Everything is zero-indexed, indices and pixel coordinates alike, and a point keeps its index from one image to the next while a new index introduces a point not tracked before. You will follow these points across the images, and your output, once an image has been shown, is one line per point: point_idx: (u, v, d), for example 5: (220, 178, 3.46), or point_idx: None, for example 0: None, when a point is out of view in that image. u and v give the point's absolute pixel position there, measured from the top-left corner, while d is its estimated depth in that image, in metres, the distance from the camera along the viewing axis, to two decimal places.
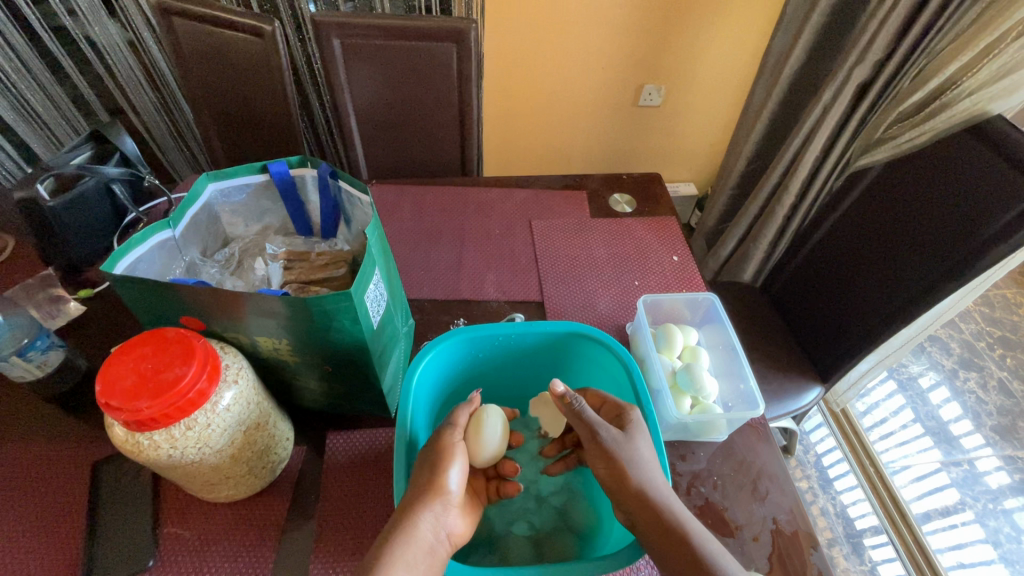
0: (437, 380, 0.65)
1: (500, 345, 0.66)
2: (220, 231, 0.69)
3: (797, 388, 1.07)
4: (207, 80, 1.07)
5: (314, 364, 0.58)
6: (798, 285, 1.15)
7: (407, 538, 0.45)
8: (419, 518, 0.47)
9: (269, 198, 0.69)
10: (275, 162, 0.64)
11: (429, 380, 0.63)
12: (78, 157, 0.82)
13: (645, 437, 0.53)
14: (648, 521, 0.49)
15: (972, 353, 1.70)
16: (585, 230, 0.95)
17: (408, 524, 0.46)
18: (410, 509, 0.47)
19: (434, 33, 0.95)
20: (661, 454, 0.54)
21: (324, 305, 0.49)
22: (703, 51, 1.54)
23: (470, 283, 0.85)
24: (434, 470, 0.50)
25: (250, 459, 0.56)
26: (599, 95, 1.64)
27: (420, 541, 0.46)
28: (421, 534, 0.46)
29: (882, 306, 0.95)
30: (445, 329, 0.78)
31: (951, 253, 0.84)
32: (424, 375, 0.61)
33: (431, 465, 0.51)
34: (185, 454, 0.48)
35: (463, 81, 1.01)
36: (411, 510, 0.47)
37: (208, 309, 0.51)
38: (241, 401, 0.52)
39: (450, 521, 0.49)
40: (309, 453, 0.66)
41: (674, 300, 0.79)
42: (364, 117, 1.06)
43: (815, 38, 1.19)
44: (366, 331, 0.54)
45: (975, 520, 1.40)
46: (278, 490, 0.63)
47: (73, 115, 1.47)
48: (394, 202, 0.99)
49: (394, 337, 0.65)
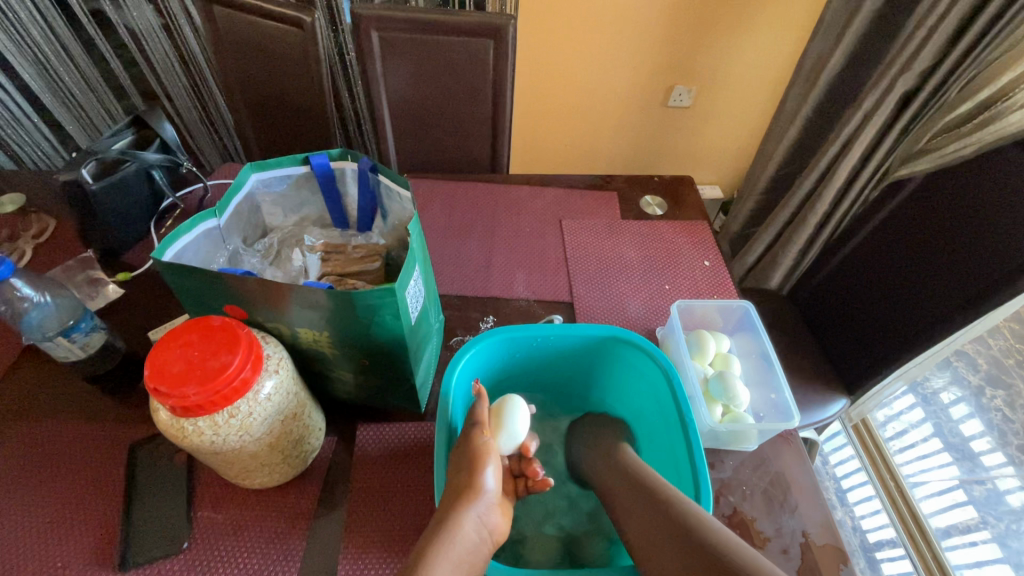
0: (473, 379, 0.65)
1: (537, 346, 0.66)
2: (261, 221, 0.70)
3: (823, 398, 1.05)
4: (245, 69, 1.07)
5: (351, 357, 0.58)
6: (827, 295, 1.14)
7: (452, 544, 0.45)
8: (461, 524, 0.46)
9: (309, 190, 0.69)
10: (317, 155, 0.65)
11: (467, 379, 0.63)
12: (119, 142, 0.83)
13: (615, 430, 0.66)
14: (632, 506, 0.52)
15: (999, 370, 1.66)
16: (616, 231, 0.95)
17: (452, 530, 0.46)
18: (454, 516, 0.47)
19: (470, 28, 0.95)
20: (702, 465, 0.54)
21: (368, 300, 0.50)
22: (736, 53, 1.52)
23: (500, 282, 0.85)
24: (474, 466, 0.50)
25: (285, 447, 0.56)
26: (628, 94, 1.63)
27: (471, 535, 0.46)
28: (465, 537, 0.46)
29: (915, 320, 0.93)
30: (474, 326, 0.78)
31: (992, 268, 0.81)
32: (463, 374, 0.62)
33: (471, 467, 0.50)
34: (227, 440, 0.49)
35: (497, 77, 1.01)
36: (455, 516, 0.47)
37: (253, 298, 0.52)
38: (281, 391, 0.53)
39: (490, 520, 0.49)
40: (339, 444, 0.67)
41: (707, 307, 0.79)
42: (397, 110, 1.06)
43: (857, 42, 1.17)
44: (405, 327, 0.54)
45: (994, 539, 1.37)
46: (309, 479, 0.64)
47: (107, 97, 1.48)
48: (426, 196, 0.99)
49: (428, 334, 0.65)
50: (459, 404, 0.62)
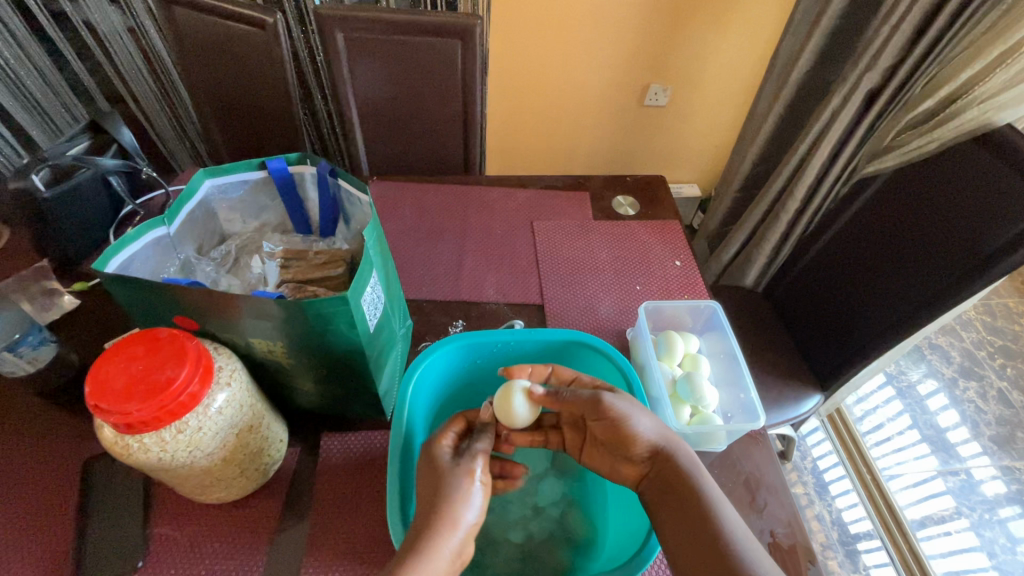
0: (432, 387, 0.64)
1: (500, 351, 0.65)
2: (217, 228, 0.68)
3: (797, 395, 1.07)
4: (208, 71, 1.05)
5: (309, 366, 0.57)
6: (799, 292, 1.15)
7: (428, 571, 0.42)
8: (438, 548, 0.44)
9: (267, 195, 0.67)
10: (274, 159, 0.63)
11: (426, 385, 0.62)
12: (75, 148, 0.81)
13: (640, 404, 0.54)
14: (662, 499, 0.51)
15: (972, 362, 1.69)
16: (588, 232, 0.94)
17: (428, 554, 0.43)
18: (429, 540, 0.44)
19: (437, 28, 0.94)
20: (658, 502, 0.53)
21: (321, 309, 0.48)
22: (711, 52, 1.52)
23: (470, 285, 0.84)
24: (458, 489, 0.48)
25: (242, 461, 0.55)
26: (605, 94, 1.62)
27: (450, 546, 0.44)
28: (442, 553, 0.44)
29: (884, 315, 0.94)
30: (443, 331, 0.78)
31: (958, 262, 0.83)
32: (421, 380, 0.60)
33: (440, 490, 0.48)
34: (176, 456, 0.48)
35: (466, 77, 1.00)
36: (431, 540, 0.44)
37: (204, 310, 0.50)
38: (234, 404, 0.51)
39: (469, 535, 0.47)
40: (303, 454, 0.65)
41: (676, 307, 0.78)
42: (367, 112, 1.04)
43: (826, 41, 1.18)
44: (362, 336, 0.53)
45: (970, 528, 1.40)
46: (271, 492, 0.62)
47: (72, 102, 1.44)
48: (395, 199, 0.98)
49: (391, 341, 0.64)
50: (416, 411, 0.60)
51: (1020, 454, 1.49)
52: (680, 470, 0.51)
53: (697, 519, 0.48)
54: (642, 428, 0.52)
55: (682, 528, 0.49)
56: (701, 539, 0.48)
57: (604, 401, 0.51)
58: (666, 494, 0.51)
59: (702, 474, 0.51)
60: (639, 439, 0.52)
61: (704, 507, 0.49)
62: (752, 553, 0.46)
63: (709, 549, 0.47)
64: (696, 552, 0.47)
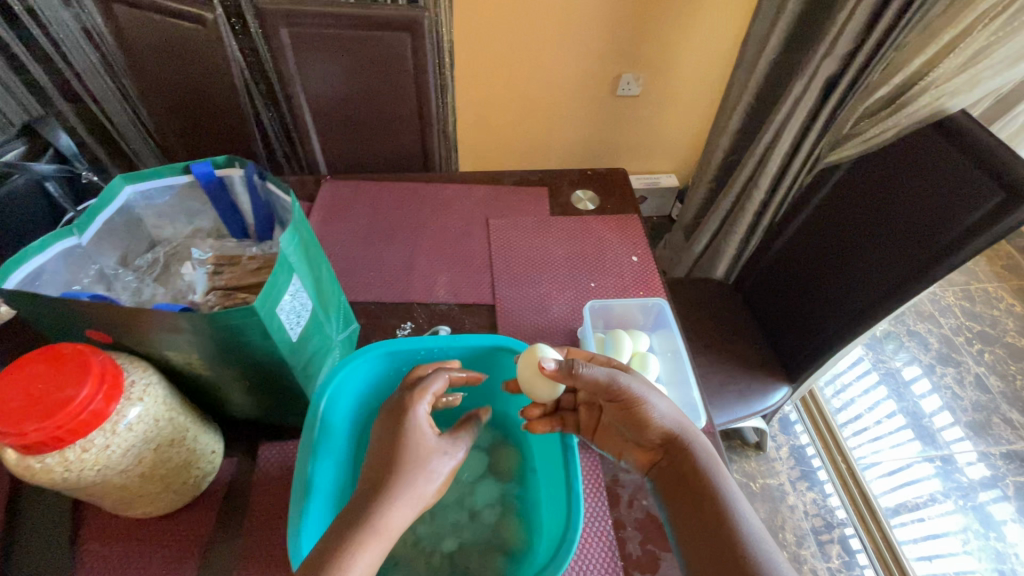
0: (350, 400, 0.60)
1: (423, 359, 0.62)
2: (145, 234, 0.65)
3: (764, 388, 1.06)
4: (154, 70, 1.01)
5: (232, 377, 0.55)
6: (767, 283, 1.13)
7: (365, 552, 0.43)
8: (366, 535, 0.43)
9: (196, 200, 0.65)
10: (199, 163, 0.61)
11: (342, 398, 0.59)
12: (8, 153, 0.79)
13: (659, 392, 0.58)
14: (675, 487, 0.55)
15: (950, 349, 1.68)
16: (544, 228, 0.92)
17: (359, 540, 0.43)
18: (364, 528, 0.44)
19: (385, 21, 0.91)
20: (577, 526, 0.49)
21: (230, 320, 0.47)
22: (682, 39, 1.49)
23: (421, 285, 0.83)
24: (386, 474, 0.48)
25: (164, 475, 0.54)
26: (576, 84, 1.59)
27: (399, 501, 0.46)
28: (400, 501, 0.46)
29: (848, 308, 0.93)
30: (390, 335, 0.76)
31: (918, 252, 0.82)
32: (336, 393, 0.57)
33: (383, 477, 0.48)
34: (82, 476, 0.46)
35: (418, 71, 0.97)
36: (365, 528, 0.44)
37: (112, 324, 0.48)
38: (147, 419, 0.50)
39: (429, 485, 0.49)
40: (240, 465, 0.64)
41: (626, 305, 0.78)
42: (319, 110, 1.02)
43: (792, 27, 1.15)
44: (280, 346, 0.52)
45: (958, 510, 1.40)
46: (204, 505, 0.61)
47: (28, 100, 1.31)
48: (348, 199, 0.96)
49: (323, 347, 0.62)
50: (331, 424, 0.56)
51: (995, 440, 1.49)
52: (693, 460, 0.55)
53: (704, 505, 0.52)
54: (660, 412, 0.56)
55: (689, 514, 0.53)
56: (705, 524, 0.51)
57: (620, 381, 0.55)
58: (678, 483, 0.55)
59: (717, 468, 0.54)
60: (656, 424, 0.56)
61: (713, 495, 0.52)
62: (758, 542, 0.49)
63: (711, 533, 0.51)
64: (700, 536, 0.51)
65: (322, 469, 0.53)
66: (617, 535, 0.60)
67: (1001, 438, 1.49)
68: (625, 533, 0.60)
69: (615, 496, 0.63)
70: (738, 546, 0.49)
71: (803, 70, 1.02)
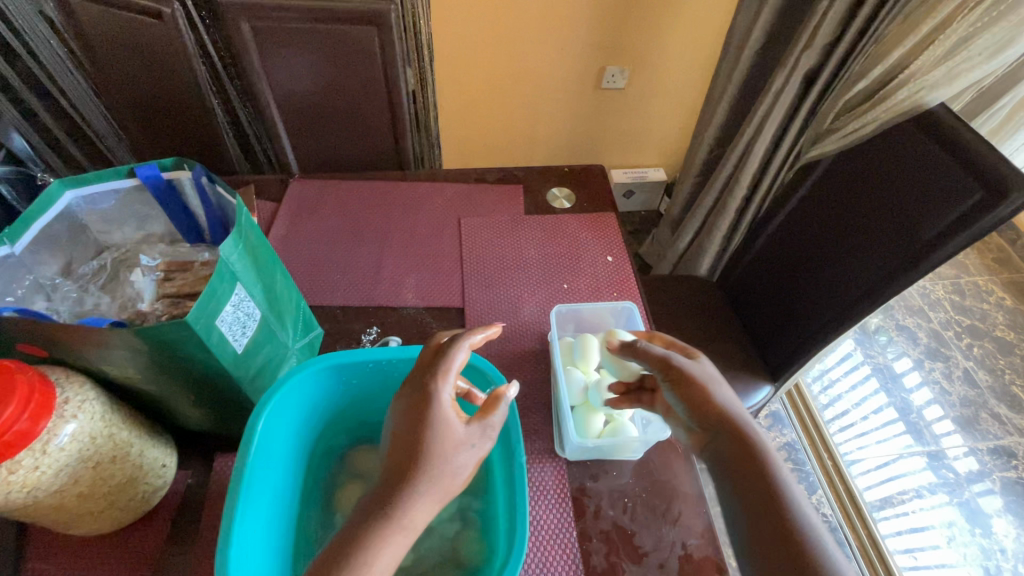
0: (295, 418, 0.55)
1: (372, 370, 0.58)
2: (91, 240, 0.63)
3: (746, 388, 1.04)
4: (115, 65, 0.97)
5: (175, 391, 0.53)
6: (749, 280, 1.11)
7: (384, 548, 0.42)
8: (385, 532, 0.43)
9: (144, 203, 0.63)
10: (144, 166, 0.59)
11: (285, 418, 0.54)
12: None
13: (718, 379, 0.58)
14: (728, 478, 0.52)
15: (939, 343, 1.67)
16: (517, 227, 0.90)
17: (375, 541, 0.42)
18: (379, 525, 0.43)
19: (349, 15, 0.88)
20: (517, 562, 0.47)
21: (163, 335, 0.45)
22: (668, 30, 1.46)
23: (389, 288, 0.81)
24: (422, 455, 0.46)
25: (107, 493, 0.51)
26: (560, 78, 1.56)
27: (422, 490, 0.46)
28: (424, 486, 0.46)
29: (828, 306, 0.91)
30: (355, 340, 0.74)
31: (898, 251, 0.79)
32: (276, 413, 0.52)
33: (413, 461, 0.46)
34: (10, 499, 0.44)
35: (387, 66, 0.94)
36: (379, 525, 0.43)
37: (40, 339, 0.46)
38: (82, 437, 0.47)
39: (460, 474, 0.48)
40: (194, 478, 0.62)
41: (596, 309, 0.76)
42: (286, 106, 0.99)
43: (775, 18, 1.12)
44: (222, 359, 0.49)
45: (952, 502, 1.39)
46: (155, 520, 0.59)
47: None
48: (317, 199, 0.93)
49: (276, 356, 0.60)
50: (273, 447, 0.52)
51: (983, 435, 1.48)
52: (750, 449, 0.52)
53: (762, 497, 0.49)
54: (716, 396, 0.55)
55: (747, 506, 0.50)
56: (762, 518, 0.48)
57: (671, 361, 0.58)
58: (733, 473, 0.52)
59: (777, 462, 0.51)
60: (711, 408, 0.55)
61: (771, 487, 0.49)
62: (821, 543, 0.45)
63: (769, 527, 0.47)
64: (758, 529, 0.48)
65: (262, 498, 0.48)
66: (581, 547, 0.59)
67: (988, 433, 1.49)
68: (590, 545, 0.59)
69: (581, 507, 0.62)
70: (800, 544, 0.45)
71: (783, 63, 0.99)
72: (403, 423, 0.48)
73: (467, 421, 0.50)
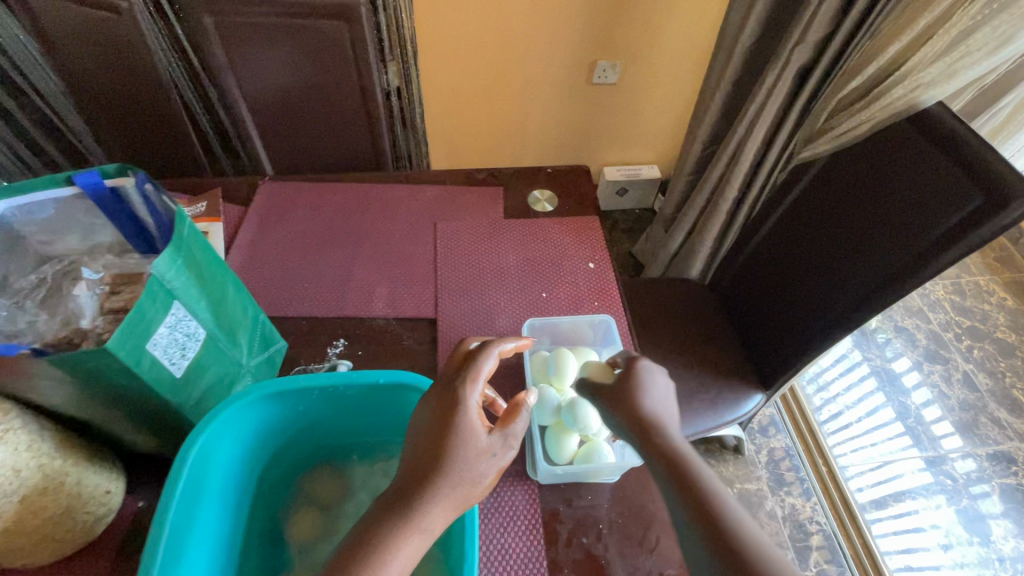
0: (234, 446, 0.53)
1: (320, 397, 0.55)
2: (32, 250, 0.59)
3: (736, 397, 1.00)
4: (75, 61, 0.92)
5: (112, 418, 0.50)
6: (742, 284, 1.07)
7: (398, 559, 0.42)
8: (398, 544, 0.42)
9: (87, 211, 0.59)
10: (83, 172, 0.55)
11: (221, 447, 0.51)
12: None
13: (650, 385, 0.55)
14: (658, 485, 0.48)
15: (938, 345, 1.63)
16: (496, 232, 0.86)
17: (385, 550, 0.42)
18: (390, 535, 0.43)
19: (317, 8, 0.83)
20: None
21: (80, 364, 0.41)
22: (660, 23, 1.41)
23: (358, 298, 0.77)
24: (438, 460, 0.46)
25: (40, 527, 0.48)
26: (549, 73, 1.51)
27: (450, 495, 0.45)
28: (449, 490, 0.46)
29: (822, 314, 0.87)
30: (320, 354, 0.71)
31: (894, 258, 0.76)
32: (211, 444, 0.49)
33: (426, 474, 0.46)
34: None
35: (360, 62, 0.90)
36: (391, 535, 0.43)
37: None
38: (5, 472, 0.44)
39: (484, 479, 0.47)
40: (144, 504, 0.59)
41: (572, 321, 0.75)
42: (254, 102, 0.96)
43: (769, 11, 1.08)
44: (154, 385, 0.46)
45: (947, 503, 1.37)
46: (99, 550, 0.55)
47: None
48: (287, 203, 0.89)
49: (227, 374, 0.57)
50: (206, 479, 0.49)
51: (982, 440, 1.45)
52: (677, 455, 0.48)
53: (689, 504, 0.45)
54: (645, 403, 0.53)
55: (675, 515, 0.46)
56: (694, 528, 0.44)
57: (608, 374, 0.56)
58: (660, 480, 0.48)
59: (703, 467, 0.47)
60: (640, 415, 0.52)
61: (700, 494, 0.45)
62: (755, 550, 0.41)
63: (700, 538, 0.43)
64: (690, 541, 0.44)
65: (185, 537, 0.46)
66: None
67: (987, 438, 1.45)
68: None
69: (552, 534, 0.58)
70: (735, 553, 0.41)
71: (776, 58, 0.95)
72: (423, 433, 0.48)
73: (490, 429, 0.50)
